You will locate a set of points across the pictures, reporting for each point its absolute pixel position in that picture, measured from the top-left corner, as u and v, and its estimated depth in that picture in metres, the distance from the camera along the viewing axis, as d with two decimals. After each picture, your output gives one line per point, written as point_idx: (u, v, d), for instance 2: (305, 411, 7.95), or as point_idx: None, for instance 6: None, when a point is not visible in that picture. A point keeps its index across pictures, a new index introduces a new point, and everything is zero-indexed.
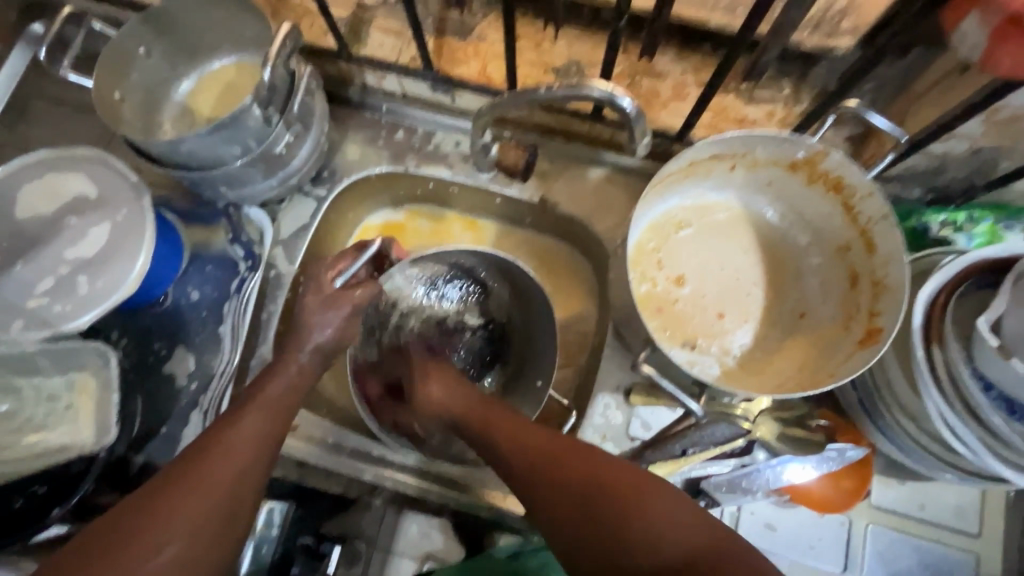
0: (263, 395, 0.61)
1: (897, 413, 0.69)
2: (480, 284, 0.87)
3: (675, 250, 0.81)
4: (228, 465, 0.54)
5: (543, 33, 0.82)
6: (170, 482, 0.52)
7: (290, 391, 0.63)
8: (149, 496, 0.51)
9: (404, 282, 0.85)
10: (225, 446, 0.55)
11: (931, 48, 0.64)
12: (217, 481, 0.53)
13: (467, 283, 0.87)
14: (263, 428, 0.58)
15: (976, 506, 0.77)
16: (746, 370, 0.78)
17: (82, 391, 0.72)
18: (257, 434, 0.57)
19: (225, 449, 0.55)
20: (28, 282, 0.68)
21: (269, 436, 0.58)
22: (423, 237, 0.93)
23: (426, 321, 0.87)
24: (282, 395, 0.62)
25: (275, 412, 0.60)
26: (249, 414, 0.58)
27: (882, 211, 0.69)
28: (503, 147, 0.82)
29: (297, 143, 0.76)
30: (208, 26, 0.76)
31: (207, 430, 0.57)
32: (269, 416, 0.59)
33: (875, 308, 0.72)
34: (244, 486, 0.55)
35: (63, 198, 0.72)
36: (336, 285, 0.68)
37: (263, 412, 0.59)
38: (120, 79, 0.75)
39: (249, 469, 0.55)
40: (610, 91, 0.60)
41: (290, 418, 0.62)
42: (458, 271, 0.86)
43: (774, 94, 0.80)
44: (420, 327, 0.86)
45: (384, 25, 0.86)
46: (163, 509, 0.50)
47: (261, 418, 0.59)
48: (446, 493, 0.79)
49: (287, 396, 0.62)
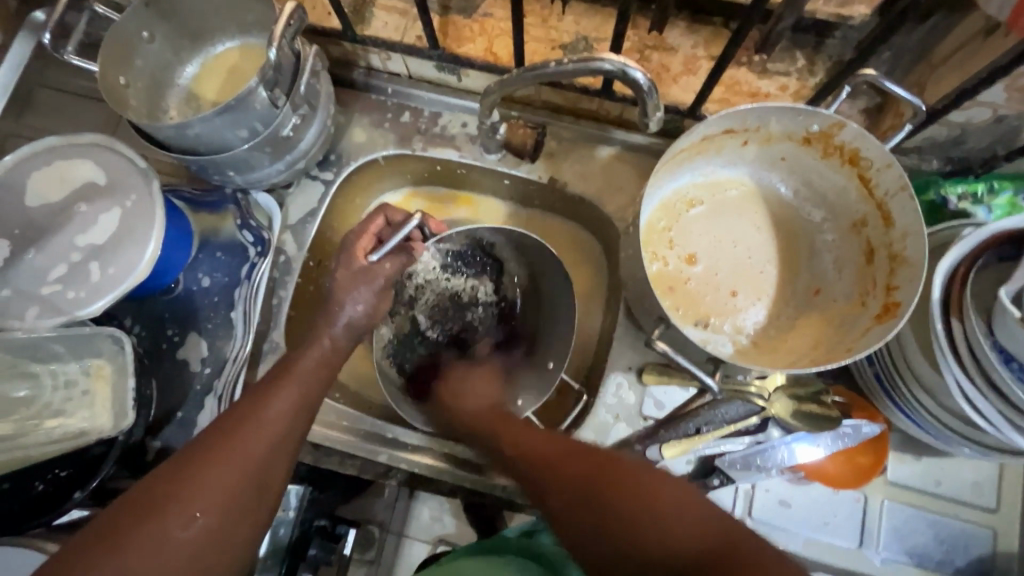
0: (297, 370, 0.62)
1: (914, 388, 0.68)
2: (496, 261, 0.88)
3: (686, 229, 0.80)
4: (262, 441, 0.55)
5: (550, 9, 0.81)
6: (202, 450, 0.53)
7: (322, 367, 0.64)
8: (180, 465, 0.52)
9: (426, 254, 0.86)
10: (258, 416, 0.56)
11: (952, 13, 0.62)
12: (248, 448, 0.54)
13: (484, 259, 0.88)
14: (295, 402, 0.59)
15: (994, 482, 0.76)
16: (759, 347, 0.77)
17: (99, 377, 0.72)
18: (290, 408, 0.59)
19: (258, 419, 0.56)
20: (42, 269, 0.69)
21: (301, 409, 0.60)
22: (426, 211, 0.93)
23: (440, 295, 0.88)
24: (314, 368, 0.63)
25: (308, 387, 0.61)
26: (284, 390, 0.60)
27: (898, 183, 0.68)
28: (511, 127, 0.80)
29: (303, 126, 0.75)
30: (212, 8, 0.75)
31: (243, 403, 0.58)
32: (303, 392, 0.61)
33: (892, 282, 0.71)
34: (278, 453, 0.56)
35: (72, 185, 0.71)
36: (370, 259, 0.68)
37: (297, 388, 0.60)
38: (125, 64, 0.74)
39: (281, 446, 0.56)
40: (621, 63, 0.58)
41: (323, 394, 0.63)
42: (476, 248, 0.86)
43: (788, 66, 0.78)
44: (434, 301, 0.88)
45: (388, 4, 0.85)
46: (192, 479, 0.51)
47: (294, 392, 0.60)
48: (461, 476, 0.78)
49: (317, 371, 0.63)
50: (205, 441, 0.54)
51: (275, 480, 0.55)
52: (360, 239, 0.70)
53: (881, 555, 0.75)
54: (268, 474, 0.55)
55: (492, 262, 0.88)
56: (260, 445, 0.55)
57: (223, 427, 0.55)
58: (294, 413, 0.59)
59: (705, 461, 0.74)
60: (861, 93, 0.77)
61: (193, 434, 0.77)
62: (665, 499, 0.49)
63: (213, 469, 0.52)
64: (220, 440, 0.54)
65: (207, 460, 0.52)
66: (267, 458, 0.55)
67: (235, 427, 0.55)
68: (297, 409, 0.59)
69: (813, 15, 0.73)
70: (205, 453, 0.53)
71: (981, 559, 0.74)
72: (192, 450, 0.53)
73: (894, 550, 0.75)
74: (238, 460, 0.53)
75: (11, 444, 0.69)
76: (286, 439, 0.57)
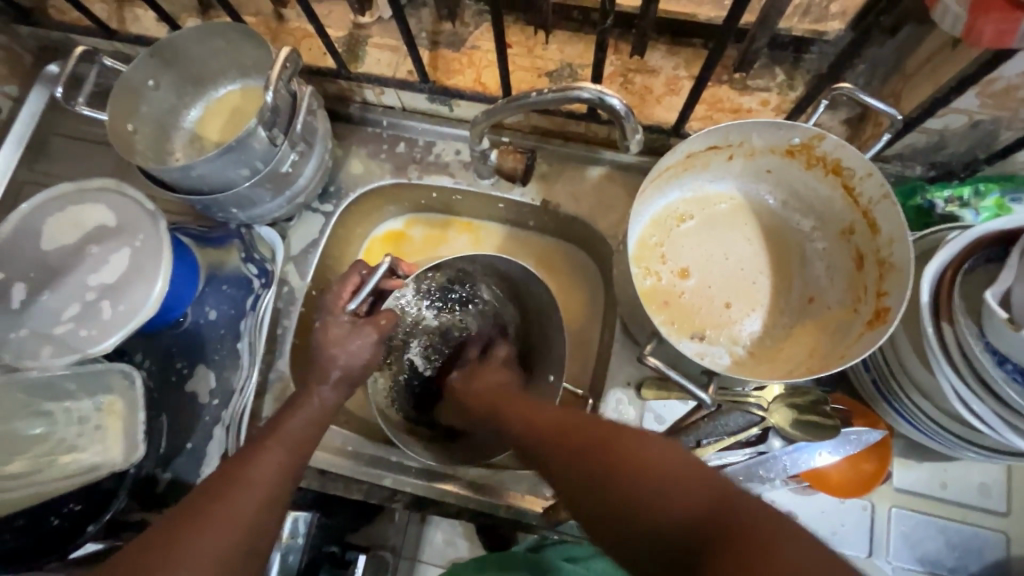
0: (283, 429, 0.64)
1: (912, 394, 0.68)
2: (479, 290, 0.90)
3: (678, 244, 0.82)
4: (252, 495, 0.56)
5: (535, 39, 0.84)
6: (193, 512, 0.53)
7: (309, 427, 0.66)
8: (171, 530, 0.51)
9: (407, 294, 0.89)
10: (247, 475, 0.57)
11: (920, 25, 0.64)
12: (238, 508, 0.55)
13: (467, 290, 0.90)
14: (282, 461, 0.61)
15: (1002, 484, 0.75)
16: (757, 358, 0.78)
17: (110, 413, 0.74)
18: (279, 466, 0.60)
19: (252, 475, 0.58)
20: (57, 309, 0.72)
21: (289, 468, 0.61)
22: (425, 244, 0.96)
23: (431, 334, 0.90)
24: (304, 427, 0.66)
25: (294, 446, 0.63)
26: (270, 449, 0.61)
27: (881, 191, 0.69)
28: (502, 153, 0.83)
29: (301, 162, 0.78)
30: (214, 54, 0.79)
31: (229, 463, 0.59)
32: (290, 450, 0.62)
33: (881, 288, 0.72)
34: (269, 508, 0.57)
35: (85, 229, 0.75)
36: (348, 311, 0.73)
37: (282, 447, 0.62)
38: (132, 112, 0.79)
39: (272, 498, 0.57)
40: (599, 91, 0.61)
41: (309, 454, 0.65)
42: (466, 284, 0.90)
43: (767, 82, 0.81)
44: (427, 342, 0.90)
45: (380, 41, 0.88)
46: (184, 542, 0.50)
47: (283, 449, 0.62)
48: (466, 498, 0.79)
49: (304, 432, 0.65)
50: (195, 505, 0.54)
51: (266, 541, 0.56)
52: (337, 295, 0.75)
53: (892, 563, 0.74)
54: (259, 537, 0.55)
55: (476, 291, 0.90)
56: (252, 504, 0.55)
57: (209, 491, 0.55)
58: (282, 472, 0.60)
59: None
60: (841, 104, 0.79)
61: (202, 465, 0.79)
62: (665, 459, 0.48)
63: (204, 532, 0.52)
64: (209, 502, 0.54)
65: (195, 526, 0.52)
66: (257, 518, 0.55)
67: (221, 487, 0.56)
68: (285, 468, 0.61)
69: (790, 31, 0.75)
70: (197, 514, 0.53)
71: (996, 563, 0.73)
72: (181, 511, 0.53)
73: (905, 558, 0.74)
74: (230, 519, 0.53)
75: (24, 482, 0.71)
76: (274, 502, 0.58)
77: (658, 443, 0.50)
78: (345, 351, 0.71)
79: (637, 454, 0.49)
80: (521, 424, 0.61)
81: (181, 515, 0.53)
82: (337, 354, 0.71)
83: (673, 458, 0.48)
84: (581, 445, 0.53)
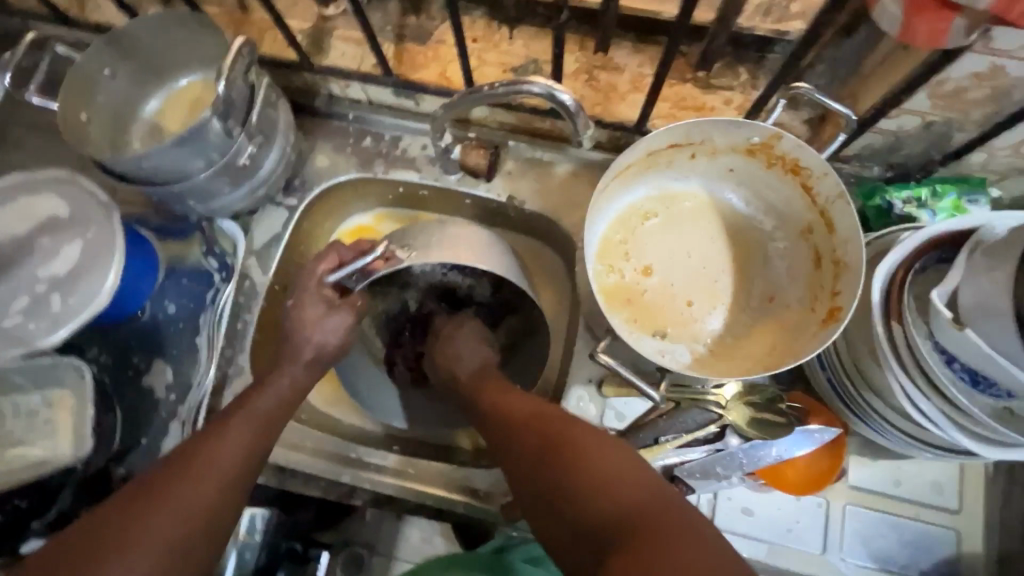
0: (250, 407, 0.64)
1: (864, 392, 0.69)
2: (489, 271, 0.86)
3: (641, 241, 0.81)
4: (213, 473, 0.56)
5: (499, 34, 0.83)
6: (153, 485, 0.54)
7: (279, 407, 0.66)
8: (127, 506, 0.52)
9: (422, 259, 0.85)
10: (210, 450, 0.57)
11: (874, 27, 0.65)
12: (199, 483, 0.54)
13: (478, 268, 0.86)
14: (248, 438, 0.60)
15: (955, 482, 0.76)
16: (717, 356, 0.78)
17: (60, 407, 0.74)
18: (244, 443, 0.60)
19: (214, 451, 0.57)
20: (4, 301, 0.70)
21: (253, 448, 0.61)
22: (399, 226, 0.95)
23: (434, 288, 0.88)
24: (273, 406, 0.65)
25: (263, 423, 0.63)
26: (236, 426, 0.61)
27: (837, 190, 0.70)
28: (464, 148, 0.83)
29: (260, 155, 0.77)
30: (172, 43, 0.78)
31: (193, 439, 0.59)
32: (257, 427, 0.62)
33: (837, 287, 0.72)
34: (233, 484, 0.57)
35: (37, 219, 0.74)
36: (327, 283, 0.73)
37: (249, 423, 0.62)
38: (87, 101, 0.77)
39: (237, 476, 0.57)
40: (549, 87, 0.61)
41: (279, 432, 0.65)
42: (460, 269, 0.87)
43: (731, 81, 0.81)
44: (429, 289, 0.89)
45: (345, 34, 0.87)
46: (137, 518, 0.50)
47: (248, 429, 0.61)
48: (422, 493, 0.79)
49: (273, 410, 0.65)
50: (157, 479, 0.54)
51: (226, 518, 0.55)
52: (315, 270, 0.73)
53: (845, 559, 0.75)
54: (220, 512, 0.55)
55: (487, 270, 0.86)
56: (213, 480, 0.55)
57: (174, 465, 0.55)
58: (250, 447, 0.60)
59: (666, 471, 0.74)
60: (803, 104, 0.79)
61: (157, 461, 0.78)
62: (601, 458, 0.52)
63: (156, 510, 0.51)
64: (178, 472, 0.55)
65: (151, 502, 0.52)
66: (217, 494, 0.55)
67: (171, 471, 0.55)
68: (251, 445, 0.60)
69: (753, 31, 0.75)
70: (152, 494, 0.52)
71: (947, 561, 0.75)
72: (135, 491, 0.53)
73: (858, 554, 0.75)
74: (189, 492, 0.54)
75: None
76: (238, 477, 0.57)
77: (601, 443, 0.54)
78: (321, 332, 0.72)
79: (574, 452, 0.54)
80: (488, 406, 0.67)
81: (138, 491, 0.53)
82: (312, 337, 0.71)
83: (610, 455, 0.53)
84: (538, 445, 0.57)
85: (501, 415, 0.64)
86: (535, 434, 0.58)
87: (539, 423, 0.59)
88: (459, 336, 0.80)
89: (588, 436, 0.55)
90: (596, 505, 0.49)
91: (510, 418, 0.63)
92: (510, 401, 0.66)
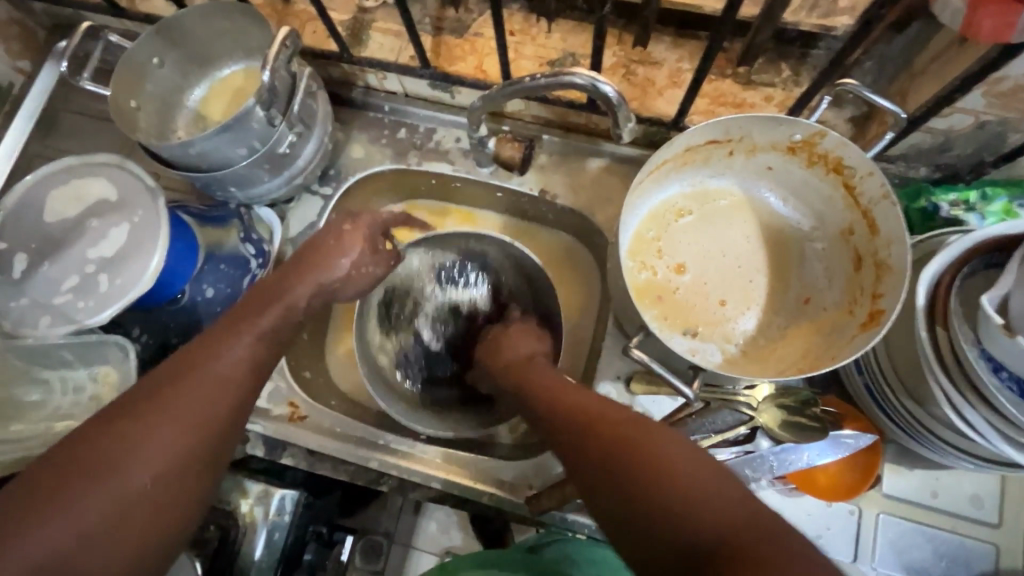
0: (254, 323, 0.61)
1: (904, 399, 0.68)
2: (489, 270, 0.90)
3: (674, 238, 0.81)
4: (213, 388, 0.55)
5: (537, 27, 0.83)
6: (149, 393, 0.53)
7: (280, 326, 0.63)
8: (123, 413, 0.52)
9: (416, 259, 0.91)
10: (210, 367, 0.56)
11: (928, 21, 0.63)
12: (197, 397, 0.54)
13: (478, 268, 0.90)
14: (249, 356, 0.59)
15: (995, 495, 0.74)
16: (749, 356, 0.77)
17: (105, 383, 0.76)
18: (245, 360, 0.58)
19: (212, 367, 0.56)
20: (56, 279, 0.73)
21: (257, 362, 0.60)
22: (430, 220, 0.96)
23: (440, 307, 0.92)
24: (274, 322, 0.63)
25: (268, 341, 0.61)
26: (240, 342, 0.59)
27: (882, 190, 0.68)
28: (500, 141, 0.83)
29: (300, 143, 0.79)
30: (218, 33, 0.80)
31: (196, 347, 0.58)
32: (260, 346, 0.61)
33: (878, 290, 0.70)
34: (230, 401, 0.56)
35: (87, 201, 0.76)
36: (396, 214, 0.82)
37: (253, 341, 0.60)
38: (136, 88, 0.79)
39: (234, 395, 0.56)
40: (592, 77, 0.60)
41: (282, 351, 0.63)
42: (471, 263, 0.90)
43: (773, 78, 0.79)
44: (433, 313, 0.92)
45: (384, 26, 0.88)
46: (133, 425, 0.51)
47: (258, 344, 0.61)
48: (449, 483, 0.79)
49: (277, 328, 0.63)
50: (154, 388, 0.54)
51: (227, 438, 0.55)
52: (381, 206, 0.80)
53: (876, 569, 0.73)
54: (219, 430, 0.55)
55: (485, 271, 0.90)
56: (213, 395, 0.55)
57: (172, 377, 0.55)
58: (250, 366, 0.59)
59: None
60: (847, 102, 0.77)
61: None
62: (674, 462, 0.46)
63: (150, 421, 0.51)
64: (174, 381, 0.54)
65: (148, 411, 0.52)
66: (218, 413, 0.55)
67: (178, 381, 0.54)
68: (252, 365, 0.59)
69: (798, 26, 0.74)
70: (147, 403, 0.52)
71: None
72: (133, 399, 0.53)
73: (890, 565, 0.73)
74: (184, 406, 0.53)
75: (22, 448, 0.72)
76: (236, 394, 0.56)
77: (682, 449, 0.47)
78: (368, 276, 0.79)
79: (644, 452, 0.48)
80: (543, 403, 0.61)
81: (138, 398, 0.53)
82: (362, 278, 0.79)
83: (686, 461, 0.46)
84: (603, 448, 0.50)
85: (562, 410, 0.57)
86: (604, 432, 0.52)
87: (605, 421, 0.53)
88: (515, 334, 0.77)
89: (667, 442, 0.48)
90: (682, 524, 0.42)
91: (574, 411, 0.56)
92: (571, 393, 0.60)
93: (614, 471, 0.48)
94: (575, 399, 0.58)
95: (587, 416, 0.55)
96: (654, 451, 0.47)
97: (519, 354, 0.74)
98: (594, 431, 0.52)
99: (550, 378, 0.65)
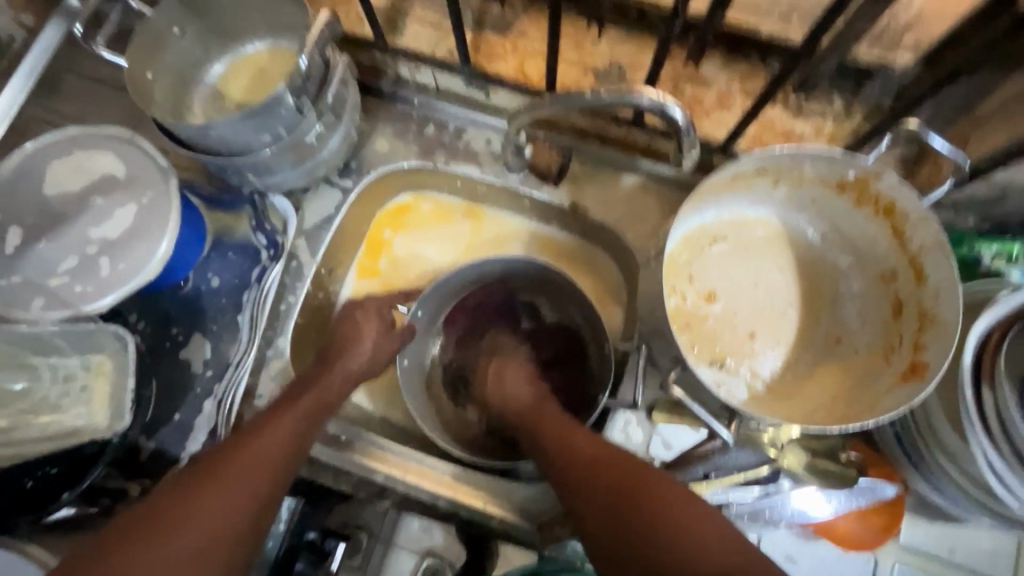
0: (299, 402, 0.63)
1: (937, 454, 0.66)
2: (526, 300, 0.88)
3: (708, 265, 0.78)
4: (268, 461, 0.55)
5: (586, 33, 0.80)
6: (211, 466, 0.53)
7: (320, 403, 0.65)
8: (187, 486, 0.51)
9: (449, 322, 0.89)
10: (264, 440, 0.57)
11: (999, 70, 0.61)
12: (254, 473, 0.54)
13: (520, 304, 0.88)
14: (296, 432, 0.60)
15: (1012, 555, 0.73)
16: (776, 394, 0.75)
17: (99, 373, 0.71)
18: (291, 437, 0.59)
19: (266, 439, 0.57)
20: (54, 260, 0.68)
21: (302, 437, 0.60)
22: (395, 266, 0.89)
23: None
24: (314, 402, 0.64)
25: (309, 418, 0.62)
26: (287, 419, 0.60)
27: (935, 239, 0.65)
28: (536, 147, 0.81)
29: (327, 134, 0.74)
30: (247, 8, 0.75)
31: (248, 424, 0.59)
32: (303, 424, 0.61)
33: (919, 341, 0.69)
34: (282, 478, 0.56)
35: (91, 176, 0.71)
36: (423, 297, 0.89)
37: (298, 419, 0.61)
38: (152, 59, 0.74)
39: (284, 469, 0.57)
40: (659, 99, 0.57)
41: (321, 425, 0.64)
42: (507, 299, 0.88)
43: (824, 108, 0.77)
44: None
45: (422, 16, 0.84)
46: (195, 497, 0.50)
47: (300, 423, 0.61)
48: (458, 503, 0.76)
49: (320, 405, 0.64)
50: (213, 461, 0.54)
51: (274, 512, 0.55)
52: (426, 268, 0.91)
53: None
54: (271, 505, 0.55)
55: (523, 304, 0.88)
56: (268, 471, 0.55)
57: (229, 451, 0.55)
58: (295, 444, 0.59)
59: None
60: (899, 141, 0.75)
61: (189, 439, 0.75)
62: (687, 523, 0.50)
63: (211, 493, 0.51)
64: (234, 455, 0.54)
65: (209, 485, 0.51)
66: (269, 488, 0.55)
67: (230, 457, 0.54)
68: (296, 443, 0.59)
69: (856, 57, 0.71)
70: (207, 476, 0.52)
71: None
72: (194, 471, 0.53)
73: None
74: (244, 480, 0.53)
75: (5, 438, 0.67)
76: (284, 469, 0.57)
77: (692, 510, 0.51)
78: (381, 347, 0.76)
79: (661, 512, 0.51)
80: (553, 445, 0.63)
81: (200, 469, 0.53)
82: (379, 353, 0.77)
83: (696, 522, 0.50)
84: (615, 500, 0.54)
85: (571, 453, 0.61)
86: (617, 482, 0.55)
87: (618, 472, 0.56)
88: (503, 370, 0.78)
89: (678, 499, 0.52)
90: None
91: (582, 457, 0.59)
92: (577, 437, 0.63)
93: (626, 525, 0.52)
94: (582, 447, 0.60)
95: (600, 466, 0.58)
96: (669, 512, 0.51)
97: (509, 392, 0.74)
98: (609, 487, 0.55)
99: (545, 418, 0.68)
